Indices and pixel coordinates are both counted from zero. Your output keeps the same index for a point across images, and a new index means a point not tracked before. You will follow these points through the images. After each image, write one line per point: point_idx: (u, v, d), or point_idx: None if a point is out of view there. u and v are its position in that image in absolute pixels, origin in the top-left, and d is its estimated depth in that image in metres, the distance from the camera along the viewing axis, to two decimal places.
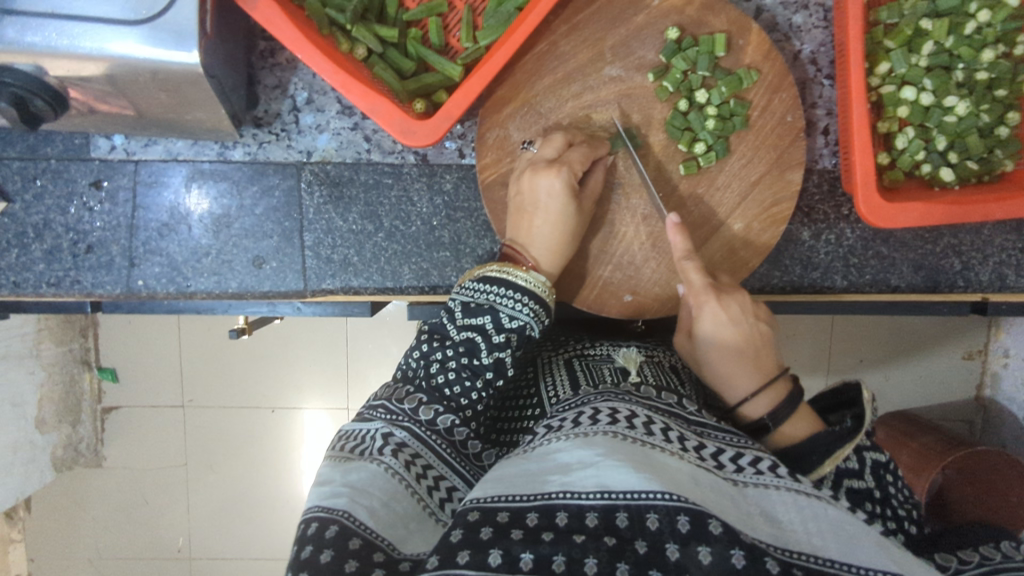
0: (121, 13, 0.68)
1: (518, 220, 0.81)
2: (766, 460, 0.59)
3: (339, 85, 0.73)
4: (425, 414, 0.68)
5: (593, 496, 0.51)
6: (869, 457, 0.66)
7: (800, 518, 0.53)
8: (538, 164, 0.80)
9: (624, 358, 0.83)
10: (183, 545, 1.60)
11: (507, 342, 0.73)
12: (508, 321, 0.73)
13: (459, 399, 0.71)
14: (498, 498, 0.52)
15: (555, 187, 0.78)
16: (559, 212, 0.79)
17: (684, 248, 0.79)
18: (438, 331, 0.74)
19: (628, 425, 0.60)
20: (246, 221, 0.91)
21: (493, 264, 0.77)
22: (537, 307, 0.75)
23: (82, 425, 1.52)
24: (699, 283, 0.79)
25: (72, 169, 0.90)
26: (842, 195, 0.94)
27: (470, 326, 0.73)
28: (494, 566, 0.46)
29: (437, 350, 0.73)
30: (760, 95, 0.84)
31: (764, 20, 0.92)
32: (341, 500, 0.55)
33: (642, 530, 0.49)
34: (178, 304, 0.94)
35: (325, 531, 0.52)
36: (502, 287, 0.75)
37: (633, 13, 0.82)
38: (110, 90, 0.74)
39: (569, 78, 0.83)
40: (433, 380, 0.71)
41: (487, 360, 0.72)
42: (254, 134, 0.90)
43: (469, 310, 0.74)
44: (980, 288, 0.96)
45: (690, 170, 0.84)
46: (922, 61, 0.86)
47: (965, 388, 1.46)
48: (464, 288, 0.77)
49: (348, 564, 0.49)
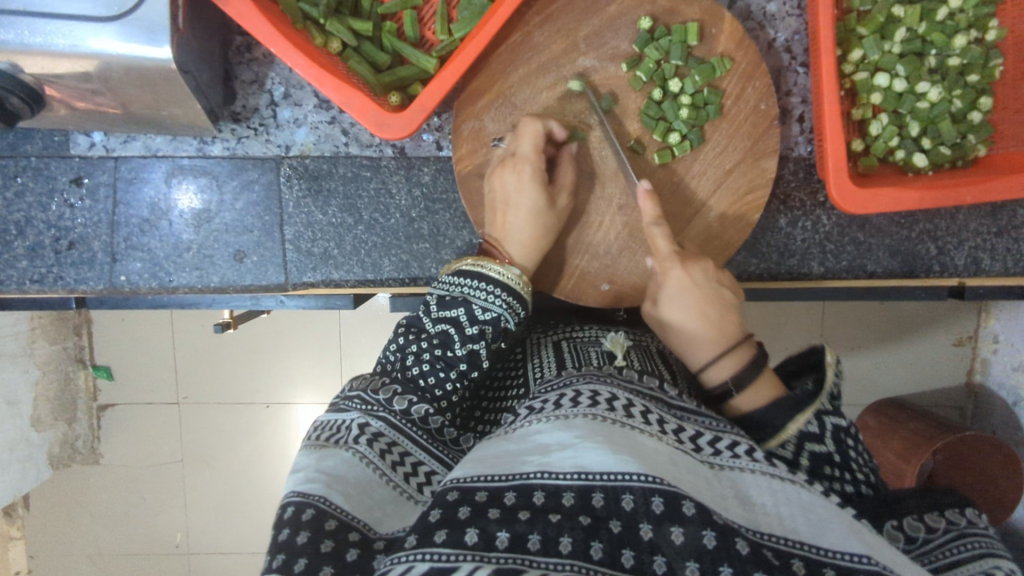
0: (94, 9, 0.68)
1: (493, 217, 0.83)
2: (742, 444, 0.60)
3: (313, 79, 0.74)
4: (399, 404, 0.68)
5: (569, 477, 0.51)
6: (829, 422, 0.66)
7: (774, 501, 0.54)
8: (504, 160, 0.82)
9: (610, 343, 0.82)
10: (180, 540, 1.62)
11: (481, 334, 0.74)
12: (482, 313, 0.74)
13: (434, 390, 0.71)
14: (476, 478, 0.52)
15: (524, 182, 0.80)
16: (533, 208, 0.80)
17: (654, 213, 0.80)
18: (415, 325, 0.76)
19: (609, 407, 0.60)
20: (226, 216, 0.92)
21: (467, 258, 0.78)
22: (511, 300, 0.76)
23: (76, 422, 1.54)
24: (665, 250, 0.80)
25: (52, 166, 0.91)
26: (818, 182, 0.95)
27: (444, 318, 0.74)
28: (470, 544, 0.46)
29: (413, 343, 0.74)
30: (733, 83, 0.84)
31: (738, 10, 0.92)
32: (317, 485, 0.55)
33: (617, 510, 0.49)
34: (161, 298, 0.95)
35: (301, 514, 0.52)
36: (475, 280, 0.76)
37: (605, 4, 0.83)
38: (86, 86, 0.74)
39: (542, 70, 0.84)
40: (408, 372, 0.72)
41: (460, 352, 0.73)
42: (232, 129, 0.91)
43: (443, 303, 0.75)
44: (956, 273, 0.97)
45: (664, 160, 0.85)
46: (895, 47, 0.87)
47: (955, 374, 1.48)
48: (441, 283, 0.79)
49: (323, 545, 0.50)
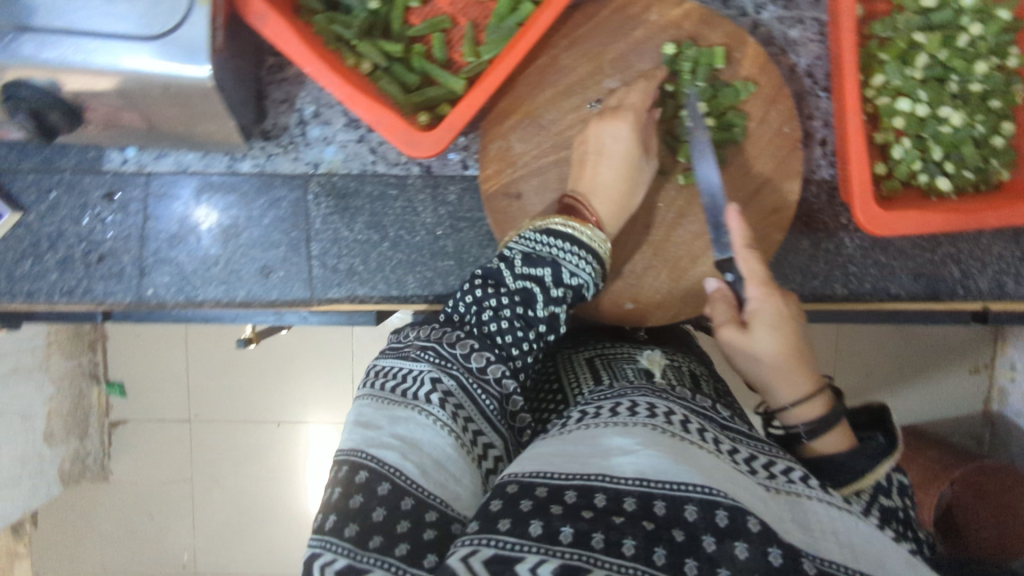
0: (134, 28, 0.69)
1: (581, 171, 0.82)
2: (798, 470, 0.59)
3: (344, 98, 0.76)
4: (476, 362, 0.68)
5: (630, 482, 0.52)
6: (896, 479, 0.69)
7: (834, 528, 0.53)
8: (602, 112, 0.82)
9: (647, 361, 0.84)
10: (187, 559, 1.60)
11: (561, 297, 0.75)
12: (568, 277, 0.75)
13: (510, 350, 0.71)
14: (536, 474, 0.53)
15: (622, 133, 0.79)
16: (627, 159, 0.79)
17: (745, 236, 0.73)
18: (492, 277, 0.75)
19: (666, 420, 0.60)
20: (254, 232, 0.93)
21: (561, 218, 0.78)
22: (595, 265, 0.77)
23: (89, 439, 1.54)
24: (762, 274, 0.73)
25: (85, 181, 0.92)
26: (841, 205, 0.96)
27: (529, 275, 0.74)
28: (535, 535, 0.48)
29: (491, 297, 0.73)
30: (758, 106, 0.86)
31: (761, 35, 0.94)
32: (393, 453, 0.57)
33: (679, 520, 0.49)
34: (187, 312, 0.95)
35: (378, 488, 0.54)
36: (566, 242, 0.76)
37: (631, 28, 0.85)
38: (123, 103, 0.76)
39: (569, 91, 0.85)
40: (486, 328, 0.71)
41: (540, 313, 0.74)
42: (262, 147, 0.93)
43: (530, 259, 0.74)
44: (980, 297, 0.97)
45: (690, 180, 0.85)
46: (917, 73, 0.88)
47: (971, 403, 1.46)
48: (526, 238, 0.77)
49: (399, 525, 0.53)
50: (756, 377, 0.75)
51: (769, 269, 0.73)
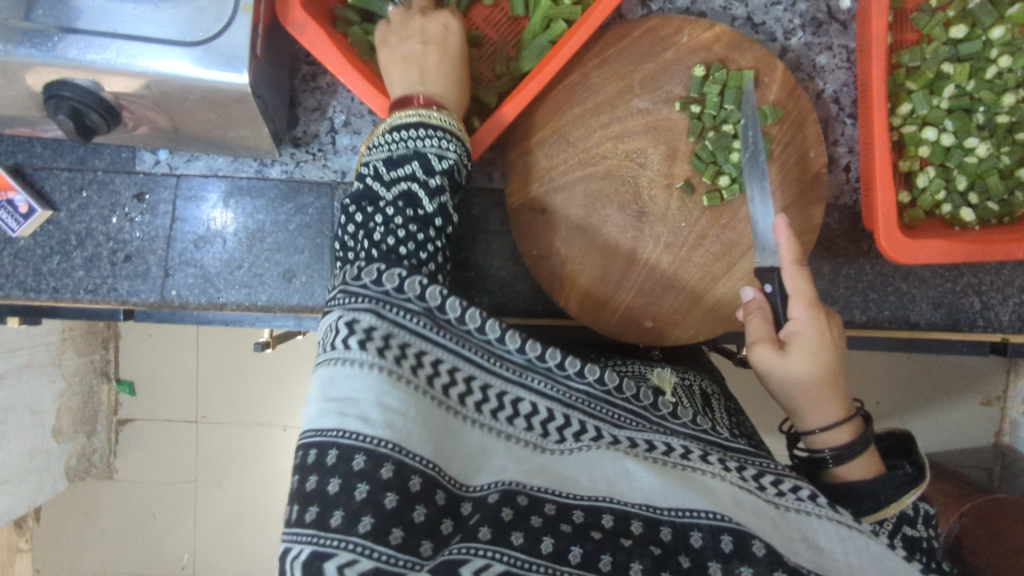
0: (178, 35, 0.71)
1: (410, 68, 0.79)
2: (806, 486, 0.60)
3: (378, 109, 0.78)
4: (389, 282, 0.60)
5: (638, 508, 0.55)
6: (922, 509, 0.68)
7: (842, 547, 0.56)
8: (423, 10, 0.83)
9: (658, 379, 0.82)
10: (187, 561, 1.60)
11: (442, 186, 0.72)
12: (437, 163, 0.72)
13: (418, 256, 0.68)
14: (545, 489, 0.55)
15: (451, 26, 0.82)
16: (456, 47, 0.82)
17: (793, 252, 0.73)
18: (366, 197, 0.70)
19: (666, 450, 0.63)
20: (279, 237, 0.94)
21: (408, 110, 0.74)
22: (460, 144, 0.75)
23: (97, 435, 1.55)
24: (807, 292, 0.72)
25: (117, 181, 0.94)
26: (863, 231, 0.96)
27: (399, 178, 0.70)
28: (546, 554, 0.50)
29: (374, 215, 0.69)
30: (786, 130, 0.86)
31: (788, 60, 0.95)
32: (331, 418, 0.52)
33: (686, 545, 0.53)
34: (207, 314, 0.96)
35: (326, 457, 0.51)
36: (416, 129, 0.73)
37: (662, 49, 0.86)
38: (161, 105, 0.77)
39: (598, 109, 0.86)
40: (382, 245, 0.67)
41: (428, 206, 0.71)
42: (292, 153, 0.94)
43: (392, 163, 0.71)
44: (1001, 328, 0.97)
45: (713, 202, 0.86)
46: (943, 103, 0.89)
47: (981, 434, 1.44)
48: (379, 146, 0.74)
49: (358, 492, 0.50)
50: (785, 399, 0.72)
51: (816, 290, 0.72)
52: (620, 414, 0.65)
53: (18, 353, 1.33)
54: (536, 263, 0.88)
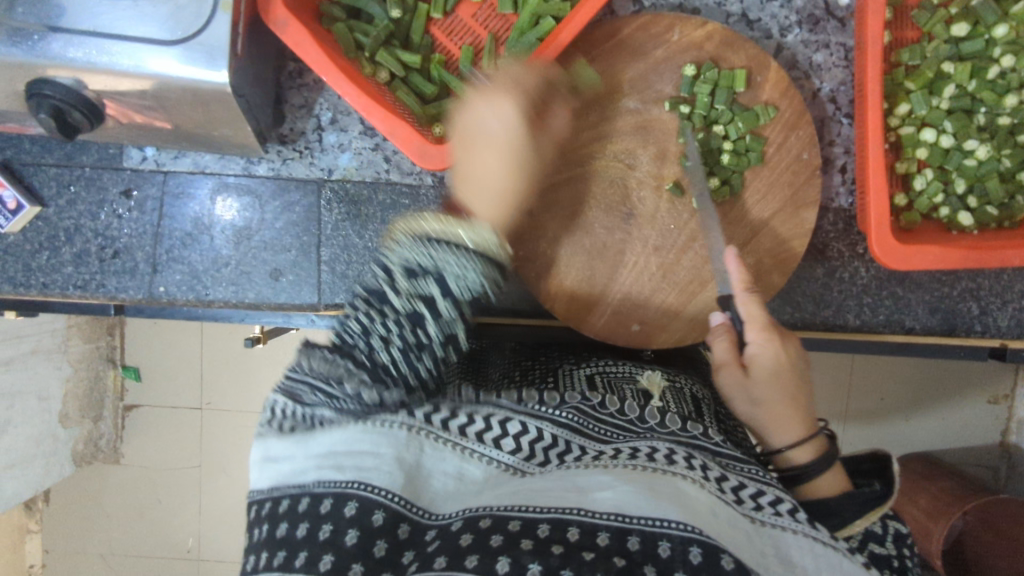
0: (159, 32, 0.70)
1: (462, 150, 0.74)
2: (786, 502, 0.60)
3: (361, 108, 0.76)
4: (369, 395, 0.60)
5: (608, 518, 0.52)
6: (891, 526, 0.68)
7: (813, 563, 0.55)
8: (483, 92, 0.74)
9: (647, 382, 0.82)
10: (192, 545, 1.62)
11: (456, 309, 0.64)
12: (456, 285, 0.63)
13: (415, 374, 0.62)
14: (512, 507, 0.53)
15: (505, 111, 0.73)
16: (514, 139, 0.72)
17: (744, 279, 0.75)
18: (375, 295, 0.63)
19: (649, 458, 0.61)
20: (266, 234, 0.94)
21: (435, 219, 0.65)
22: (487, 267, 0.65)
23: (103, 421, 1.57)
24: (759, 316, 0.74)
25: (104, 177, 0.94)
26: (858, 234, 0.94)
27: (414, 292, 0.63)
28: (501, 574, 0.47)
29: (377, 322, 0.62)
30: (778, 132, 0.84)
31: (784, 58, 0.92)
32: (308, 472, 0.54)
33: (654, 556, 0.50)
34: (197, 311, 0.96)
35: (297, 505, 0.53)
36: (440, 245, 0.64)
37: (652, 47, 0.84)
38: (144, 103, 0.77)
39: (586, 109, 0.85)
40: (375, 356, 0.61)
41: (433, 329, 0.63)
42: (278, 151, 0.94)
43: (410, 273, 0.63)
44: (999, 334, 0.95)
45: (703, 204, 0.84)
46: (943, 103, 0.87)
47: (986, 434, 1.42)
48: (398, 244, 0.65)
49: (322, 531, 0.51)
50: (749, 419, 0.75)
51: (769, 315, 0.74)
52: (609, 429, 0.68)
53: (22, 342, 1.35)
54: (521, 265, 0.87)
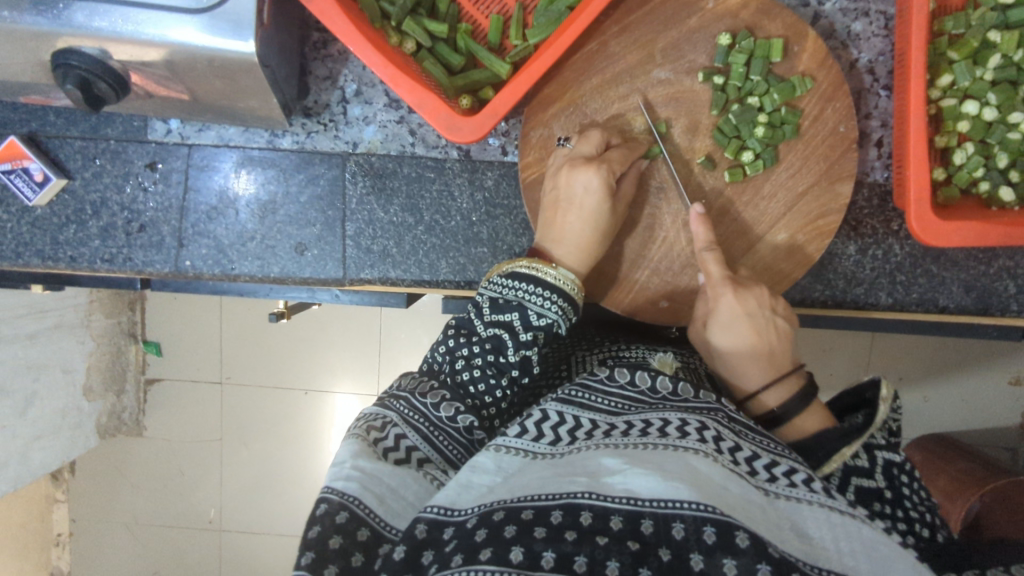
0: (183, 1, 0.69)
1: (550, 216, 0.81)
2: (801, 472, 0.58)
3: (387, 78, 0.73)
4: (446, 411, 0.68)
5: (619, 501, 0.52)
6: (880, 457, 0.65)
7: (832, 536, 0.53)
8: (575, 160, 0.80)
9: (658, 363, 0.79)
10: (214, 516, 1.65)
11: (534, 340, 0.73)
12: (536, 319, 0.73)
13: (483, 398, 0.72)
14: (523, 498, 0.53)
15: (593, 185, 0.78)
16: (598, 211, 0.79)
17: (706, 238, 0.79)
18: (465, 327, 0.74)
19: (661, 434, 0.60)
20: (290, 209, 0.93)
21: (523, 260, 0.76)
22: (565, 305, 0.75)
23: (125, 394, 1.59)
24: (717, 275, 0.78)
25: (129, 150, 0.93)
26: (893, 210, 0.92)
27: (498, 322, 0.73)
28: (515, 563, 0.47)
29: (463, 346, 0.73)
30: (813, 104, 0.82)
31: (821, 27, 0.90)
32: (353, 484, 0.56)
33: (667, 538, 0.49)
34: (222, 285, 0.97)
35: (335, 517, 0.53)
36: (530, 284, 0.74)
37: (687, 15, 0.81)
38: (167, 74, 0.76)
39: (617, 80, 0.83)
40: (458, 377, 0.72)
41: (513, 358, 0.72)
42: (303, 123, 0.93)
43: (497, 305, 0.74)
44: None
45: (735, 178, 0.82)
46: (987, 74, 0.84)
47: (1009, 414, 1.40)
48: (493, 283, 0.77)
49: (354, 558, 0.52)
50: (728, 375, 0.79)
51: (724, 269, 0.78)
52: (618, 400, 0.68)
53: (47, 314, 1.36)
54: None
